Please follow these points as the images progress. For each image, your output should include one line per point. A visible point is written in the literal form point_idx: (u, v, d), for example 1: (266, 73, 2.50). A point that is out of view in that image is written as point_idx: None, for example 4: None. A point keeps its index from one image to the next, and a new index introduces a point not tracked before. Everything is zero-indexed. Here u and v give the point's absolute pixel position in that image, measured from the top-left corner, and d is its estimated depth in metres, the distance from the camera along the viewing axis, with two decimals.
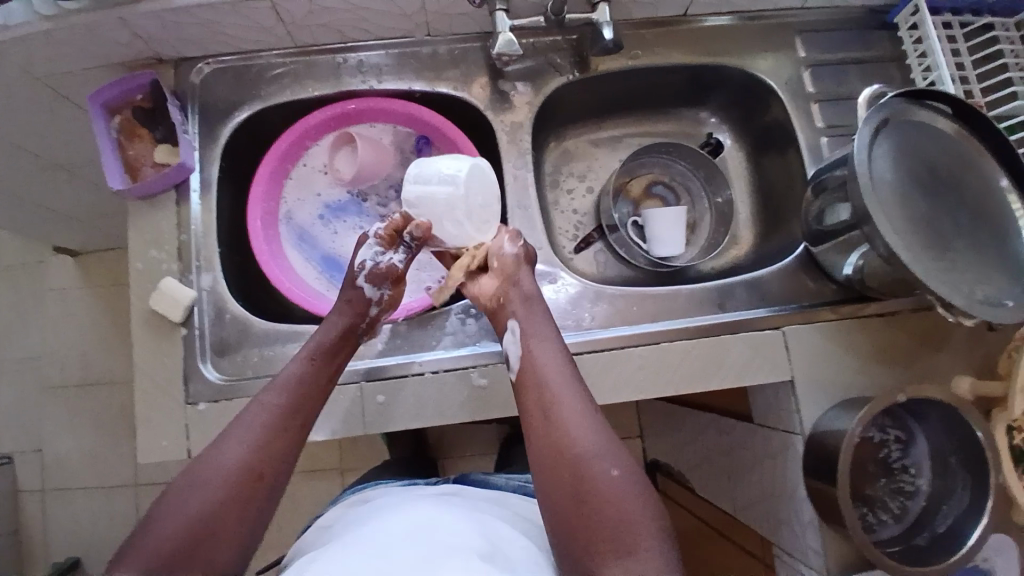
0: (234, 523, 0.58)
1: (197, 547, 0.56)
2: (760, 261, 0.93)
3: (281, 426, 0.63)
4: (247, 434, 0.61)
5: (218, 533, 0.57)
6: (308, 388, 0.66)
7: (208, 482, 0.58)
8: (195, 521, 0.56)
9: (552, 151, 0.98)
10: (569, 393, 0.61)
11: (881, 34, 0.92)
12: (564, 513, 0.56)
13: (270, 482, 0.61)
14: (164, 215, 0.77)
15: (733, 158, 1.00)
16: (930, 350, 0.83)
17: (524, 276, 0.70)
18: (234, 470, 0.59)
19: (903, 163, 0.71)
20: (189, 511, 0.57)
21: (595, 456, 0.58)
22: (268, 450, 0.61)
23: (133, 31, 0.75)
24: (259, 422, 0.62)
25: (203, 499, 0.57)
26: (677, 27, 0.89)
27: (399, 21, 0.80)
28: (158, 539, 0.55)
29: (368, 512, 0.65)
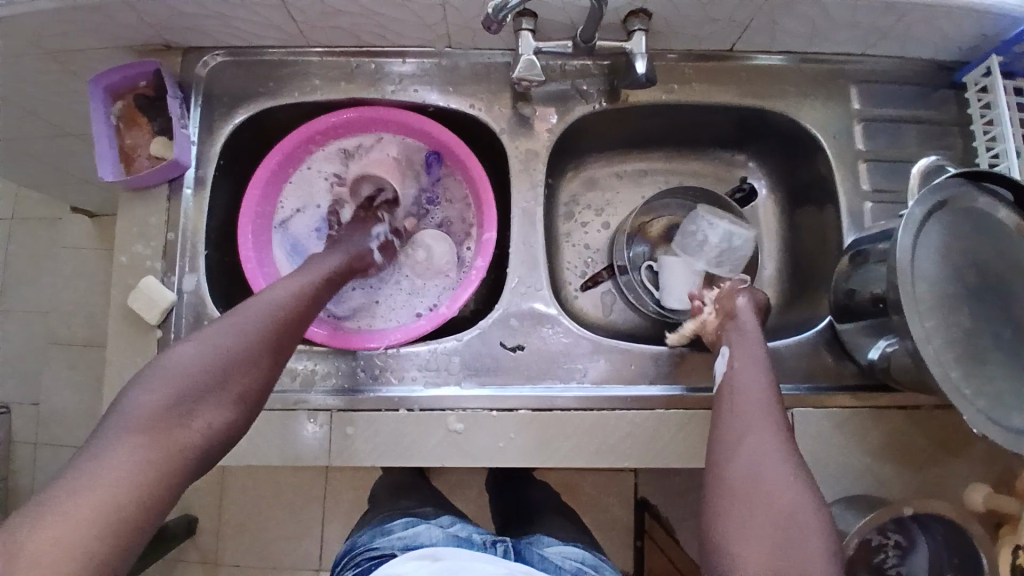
0: (261, 363, 0.58)
1: (227, 376, 0.55)
2: (781, 327, 0.85)
3: (308, 302, 0.65)
4: (280, 292, 0.63)
5: (245, 367, 0.57)
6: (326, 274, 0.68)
7: (246, 323, 0.59)
8: (226, 353, 0.56)
9: (573, 179, 0.92)
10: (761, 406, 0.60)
11: (948, 95, 0.83)
12: (729, 491, 0.55)
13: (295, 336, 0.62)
14: (153, 210, 0.74)
15: (765, 209, 0.92)
16: (947, 452, 0.76)
17: (746, 312, 0.72)
18: (267, 316, 0.60)
19: (952, 253, 0.64)
20: (223, 345, 0.56)
21: (777, 453, 0.56)
22: (296, 307, 0.63)
23: (140, 15, 0.72)
24: (291, 284, 0.64)
25: (236, 334, 0.57)
26: (721, 64, 0.81)
27: (419, 31, 0.75)
28: (184, 370, 0.54)
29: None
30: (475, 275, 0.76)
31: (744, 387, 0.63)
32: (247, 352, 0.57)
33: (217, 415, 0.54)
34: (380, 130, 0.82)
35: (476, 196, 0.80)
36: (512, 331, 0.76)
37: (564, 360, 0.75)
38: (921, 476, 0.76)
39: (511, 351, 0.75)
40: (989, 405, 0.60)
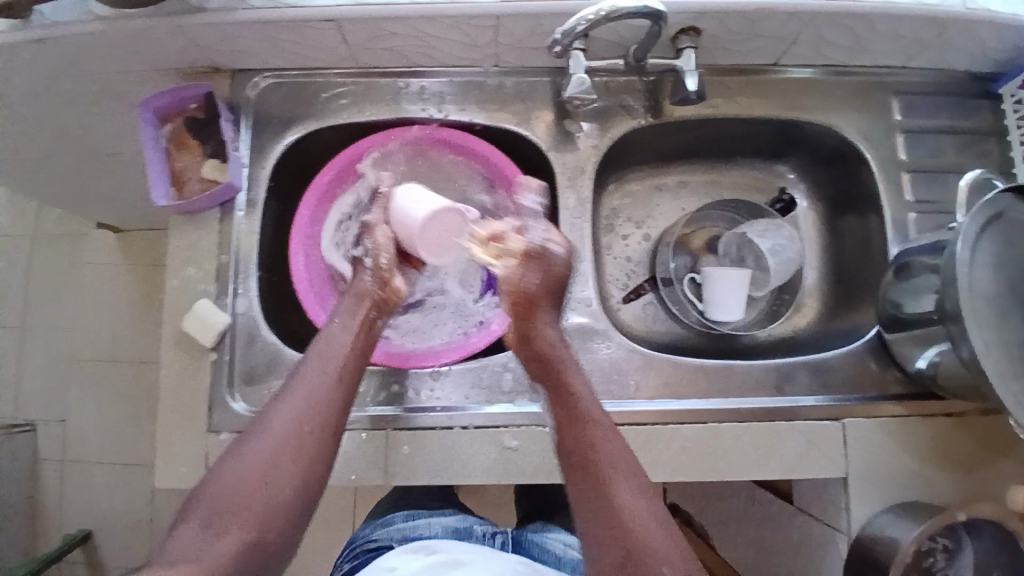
0: (290, 474, 0.56)
1: (254, 493, 0.54)
2: (826, 337, 0.86)
3: (335, 386, 0.61)
4: (305, 389, 0.59)
5: (272, 480, 0.55)
6: (355, 357, 0.63)
7: (271, 431, 0.57)
8: (251, 469, 0.55)
9: (613, 193, 0.92)
10: (610, 435, 0.59)
11: (983, 104, 0.84)
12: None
13: (328, 441, 0.58)
14: (206, 233, 0.75)
15: (806, 219, 0.93)
16: (993, 457, 0.77)
17: (558, 340, 0.65)
18: (290, 423, 0.57)
19: (1005, 267, 0.65)
20: (251, 460, 0.56)
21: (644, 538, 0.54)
22: (321, 405, 0.59)
23: (190, 39, 0.72)
24: (314, 379, 0.60)
25: (262, 447, 0.56)
26: (762, 78, 0.82)
27: (467, 51, 0.76)
28: (220, 487, 0.55)
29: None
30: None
31: (592, 413, 0.61)
32: (275, 465, 0.55)
33: (240, 538, 0.53)
34: (427, 150, 0.84)
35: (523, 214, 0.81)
36: None
37: (616, 375, 0.75)
38: (968, 483, 0.76)
39: None
40: None
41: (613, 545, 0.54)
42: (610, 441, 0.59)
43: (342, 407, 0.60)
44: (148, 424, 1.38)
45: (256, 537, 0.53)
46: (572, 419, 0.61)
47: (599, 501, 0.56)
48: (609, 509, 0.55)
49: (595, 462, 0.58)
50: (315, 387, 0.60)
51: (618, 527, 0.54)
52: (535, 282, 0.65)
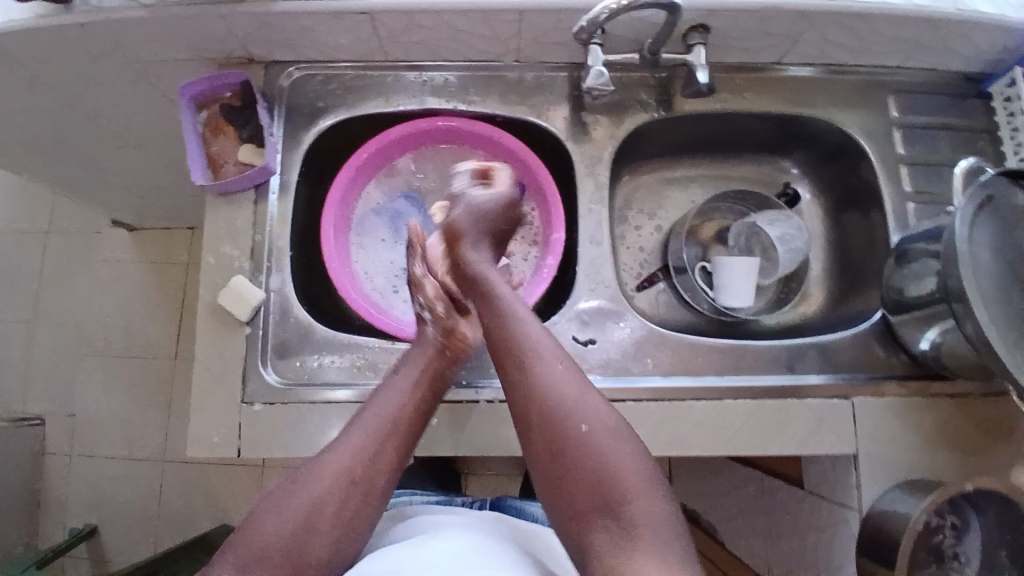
0: (334, 527, 0.57)
1: (298, 543, 0.56)
2: (832, 323, 0.90)
3: (390, 438, 0.63)
4: (357, 442, 0.61)
5: (316, 532, 0.56)
6: (413, 414, 0.66)
7: (319, 479, 0.59)
8: (295, 518, 0.57)
9: (625, 186, 0.97)
10: (550, 354, 0.63)
11: (976, 104, 0.89)
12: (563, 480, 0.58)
13: (373, 496, 0.60)
14: (241, 213, 0.78)
15: (809, 212, 0.98)
16: (994, 437, 0.79)
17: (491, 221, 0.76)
18: (339, 476, 0.59)
19: (1000, 245, 0.70)
20: (297, 507, 0.57)
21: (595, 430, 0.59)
22: (374, 461, 0.61)
23: (231, 28, 0.76)
24: (369, 433, 0.62)
25: (310, 495, 0.58)
26: (768, 75, 0.87)
27: (492, 45, 0.81)
28: (261, 531, 0.56)
29: (400, 532, 0.68)
30: (548, 270, 0.81)
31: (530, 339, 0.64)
32: (321, 515, 0.57)
33: None
34: (454, 142, 0.88)
35: (543, 198, 0.85)
36: (582, 326, 0.79)
37: (632, 353, 0.78)
38: (970, 463, 0.79)
39: (582, 344, 0.78)
40: None
41: (556, 455, 0.59)
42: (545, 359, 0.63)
43: (393, 466, 0.62)
44: (156, 417, 1.38)
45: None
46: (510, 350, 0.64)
47: (544, 420, 0.60)
48: (553, 424, 0.59)
49: (534, 382, 0.62)
50: (367, 441, 0.62)
51: (562, 436, 0.59)
52: (472, 221, 0.74)
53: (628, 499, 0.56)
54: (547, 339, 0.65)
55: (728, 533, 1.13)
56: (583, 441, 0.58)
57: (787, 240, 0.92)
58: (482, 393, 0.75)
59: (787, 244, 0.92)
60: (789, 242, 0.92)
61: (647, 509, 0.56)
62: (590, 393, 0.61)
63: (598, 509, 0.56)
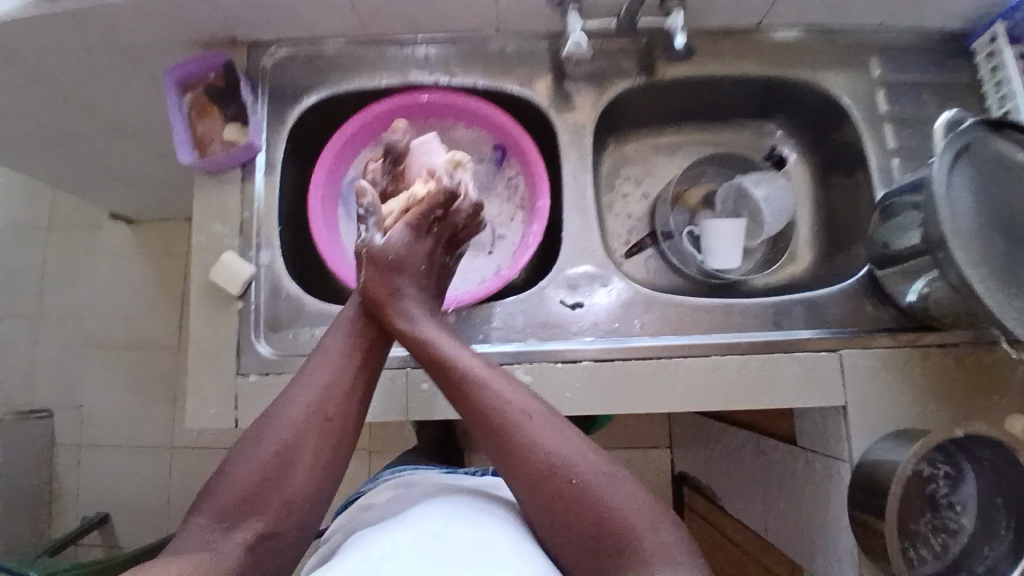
0: (308, 463, 0.60)
1: (274, 483, 0.59)
2: (820, 281, 0.91)
3: (349, 372, 0.65)
4: (318, 382, 0.63)
5: (291, 468, 0.60)
6: (370, 346, 0.67)
7: (287, 419, 0.61)
8: (269, 459, 0.59)
9: (611, 155, 0.98)
10: (526, 411, 0.62)
11: (961, 57, 0.88)
12: (569, 536, 0.57)
13: (343, 429, 0.63)
14: (230, 191, 0.79)
15: (797, 174, 0.98)
16: (984, 389, 0.79)
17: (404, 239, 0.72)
18: (304, 416, 0.61)
19: (980, 192, 0.70)
20: (267, 450, 0.60)
21: (598, 480, 0.58)
22: (338, 395, 0.63)
23: (212, 8, 0.77)
24: (328, 369, 0.64)
25: (282, 435, 0.60)
26: (749, 37, 0.87)
27: (471, 16, 0.81)
28: (236, 479, 0.59)
29: (404, 499, 0.69)
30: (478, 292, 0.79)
31: (500, 394, 0.63)
32: (293, 455, 0.60)
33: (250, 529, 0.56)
34: (440, 116, 0.89)
35: (527, 167, 0.86)
36: (570, 290, 0.80)
37: (621, 316, 0.79)
38: (963, 413, 0.79)
39: (571, 307, 0.80)
40: None
41: (558, 509, 0.58)
42: (529, 415, 0.62)
43: (357, 399, 0.64)
44: (161, 406, 1.40)
45: (275, 528, 0.57)
46: (487, 415, 0.62)
47: (534, 479, 0.59)
48: (547, 474, 0.59)
49: (514, 444, 0.60)
50: (330, 378, 0.64)
51: (559, 491, 0.58)
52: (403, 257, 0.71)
53: (638, 541, 0.56)
54: (515, 392, 0.63)
55: (728, 500, 1.13)
56: (578, 492, 0.58)
57: (772, 202, 0.94)
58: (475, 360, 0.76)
59: (772, 206, 0.94)
60: (774, 203, 0.94)
61: (656, 541, 0.56)
62: (570, 434, 0.61)
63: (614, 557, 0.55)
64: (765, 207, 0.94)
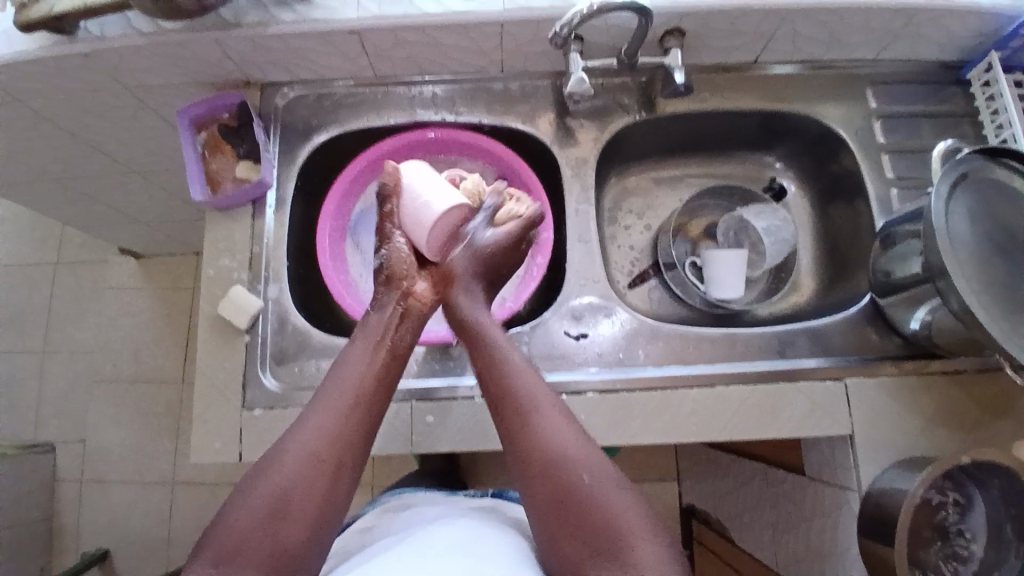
0: (303, 513, 0.57)
1: (269, 532, 0.56)
2: (822, 309, 0.91)
3: (348, 416, 0.62)
4: (320, 424, 0.61)
5: (284, 518, 0.56)
6: (372, 387, 0.64)
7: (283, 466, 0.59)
8: (262, 507, 0.57)
9: (613, 187, 1.00)
10: (546, 404, 0.63)
11: (954, 90, 0.91)
12: (563, 533, 0.57)
13: (341, 475, 0.60)
14: (239, 226, 0.81)
15: (796, 205, 0.99)
16: (994, 417, 0.79)
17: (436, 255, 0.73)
18: (303, 461, 0.59)
19: (978, 219, 0.72)
20: (265, 495, 0.57)
21: (602, 483, 0.59)
22: (335, 441, 0.60)
23: (227, 52, 0.80)
24: (326, 413, 0.61)
25: (276, 481, 0.58)
26: (745, 73, 0.89)
27: (476, 57, 0.84)
28: (232, 524, 0.56)
29: (403, 521, 0.68)
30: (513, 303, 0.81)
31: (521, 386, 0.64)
32: (289, 503, 0.57)
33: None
34: (445, 152, 0.91)
35: (531, 200, 0.88)
36: (575, 320, 0.81)
37: (625, 346, 0.80)
38: (973, 441, 0.78)
39: (576, 338, 0.80)
40: None
41: (561, 508, 0.58)
42: (545, 409, 0.63)
43: (359, 443, 0.61)
44: (165, 441, 1.39)
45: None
46: (506, 400, 0.64)
47: (545, 473, 0.59)
48: (555, 470, 0.59)
49: (533, 436, 0.61)
50: (328, 422, 0.61)
51: (567, 488, 0.58)
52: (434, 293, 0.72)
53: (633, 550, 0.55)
54: (541, 386, 0.64)
55: (737, 533, 1.11)
56: (586, 492, 0.58)
57: (775, 230, 0.95)
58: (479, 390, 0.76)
59: (774, 234, 0.95)
60: (776, 231, 0.95)
61: (655, 555, 0.56)
62: (579, 434, 0.62)
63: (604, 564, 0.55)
64: (766, 235, 0.95)
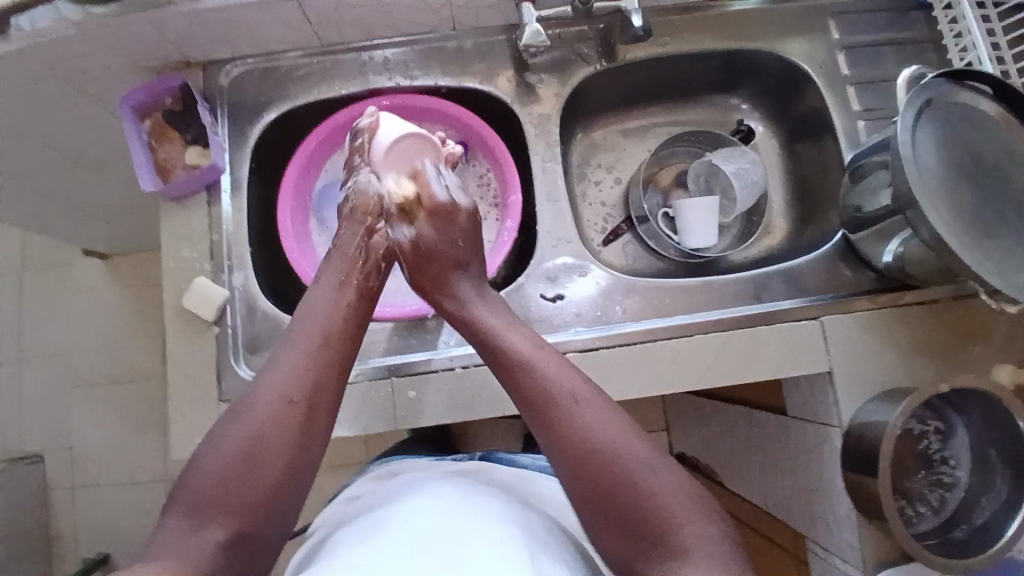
0: (277, 456, 0.57)
1: (242, 482, 0.56)
2: (796, 250, 0.91)
3: (317, 359, 0.62)
4: (288, 369, 0.61)
5: (260, 462, 0.57)
6: (340, 328, 0.65)
7: (254, 412, 0.59)
8: (237, 455, 0.57)
9: (580, 143, 0.97)
10: (577, 390, 0.62)
11: (918, 16, 0.89)
12: (619, 519, 0.57)
13: (314, 419, 0.60)
14: (196, 215, 0.78)
15: (765, 145, 0.98)
16: (969, 341, 0.80)
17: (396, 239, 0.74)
18: (273, 404, 0.59)
19: (945, 146, 0.71)
20: (239, 439, 0.58)
21: (642, 464, 0.59)
22: (306, 383, 0.61)
23: (161, 31, 0.75)
24: (295, 356, 0.62)
25: (248, 428, 0.58)
26: (707, 13, 0.87)
27: (425, 15, 0.80)
28: (204, 475, 0.56)
29: (392, 486, 0.69)
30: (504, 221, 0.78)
31: (551, 372, 0.63)
32: (261, 448, 0.57)
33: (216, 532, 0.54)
34: (404, 119, 0.88)
35: (497, 165, 0.86)
36: (550, 282, 0.80)
37: (602, 304, 0.79)
38: (950, 368, 0.79)
39: (553, 301, 0.79)
40: (1000, 270, 0.67)
41: (593, 491, 0.58)
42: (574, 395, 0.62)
43: (327, 385, 0.62)
44: (153, 439, 1.38)
45: (243, 530, 0.55)
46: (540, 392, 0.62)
47: (578, 458, 0.59)
48: (594, 457, 0.59)
49: (562, 420, 0.60)
50: (297, 366, 0.61)
51: (612, 473, 0.58)
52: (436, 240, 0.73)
53: (675, 525, 0.56)
54: (563, 369, 0.63)
55: (727, 475, 1.14)
56: (626, 474, 0.58)
57: (743, 169, 0.92)
58: (458, 359, 0.76)
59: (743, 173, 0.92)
60: (744, 170, 0.92)
61: (698, 530, 0.56)
62: (613, 415, 0.61)
63: (655, 545, 0.56)
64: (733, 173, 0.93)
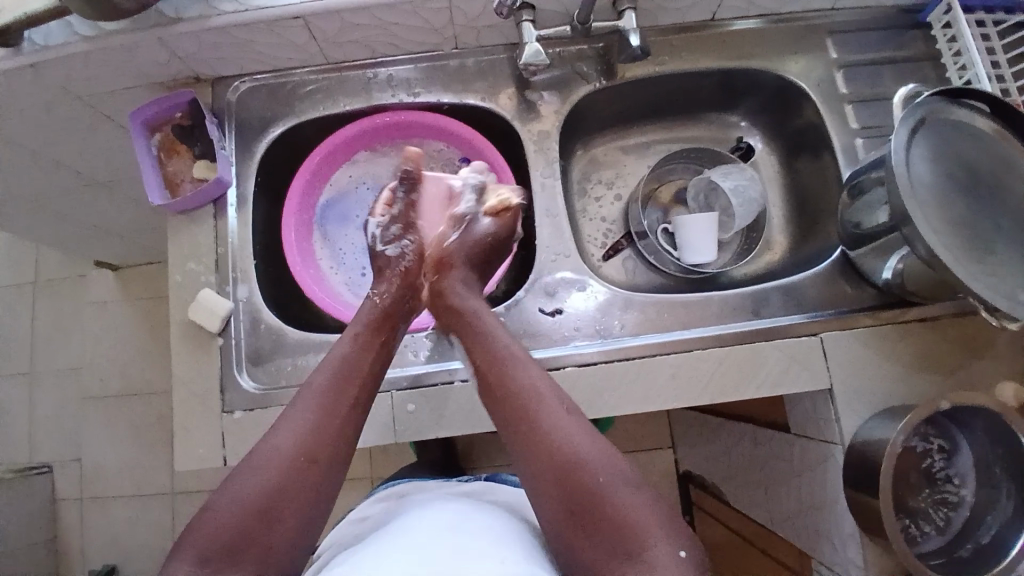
0: (292, 513, 0.57)
1: (255, 531, 0.55)
2: (796, 265, 0.91)
3: (335, 411, 0.62)
4: (304, 422, 0.61)
5: (275, 515, 0.56)
6: (362, 375, 0.66)
7: (267, 463, 0.58)
8: (253, 506, 0.56)
9: (581, 159, 0.99)
10: (578, 437, 0.61)
11: (916, 34, 0.90)
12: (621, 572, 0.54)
13: (326, 473, 0.60)
14: (203, 229, 0.80)
15: (765, 161, 0.99)
16: (970, 356, 0.79)
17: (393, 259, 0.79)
18: (290, 456, 0.59)
19: (941, 162, 0.71)
20: (253, 489, 0.57)
21: (645, 517, 0.56)
22: (323, 435, 0.61)
23: (171, 51, 0.77)
24: (314, 407, 0.62)
25: (261, 479, 0.57)
26: (705, 32, 0.88)
27: (427, 35, 0.82)
28: (216, 521, 0.56)
29: (399, 507, 0.69)
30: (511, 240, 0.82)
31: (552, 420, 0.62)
32: (275, 500, 0.57)
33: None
34: (409, 136, 0.91)
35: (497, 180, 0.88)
36: (549, 296, 0.81)
37: (600, 318, 0.80)
38: (951, 383, 0.79)
39: (551, 315, 0.80)
40: (998, 285, 0.66)
41: (583, 522, 0.57)
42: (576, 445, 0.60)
43: (343, 438, 0.62)
44: (160, 451, 1.39)
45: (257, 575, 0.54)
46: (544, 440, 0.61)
47: (565, 487, 0.58)
48: (600, 505, 0.57)
49: (550, 449, 0.60)
50: (314, 418, 0.61)
51: (617, 522, 0.56)
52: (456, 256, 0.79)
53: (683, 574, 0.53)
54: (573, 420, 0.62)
55: (731, 492, 1.13)
56: (630, 523, 0.56)
57: (738, 184, 0.94)
58: (457, 373, 0.76)
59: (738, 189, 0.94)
60: (740, 185, 0.94)
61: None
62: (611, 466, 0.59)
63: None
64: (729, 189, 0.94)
